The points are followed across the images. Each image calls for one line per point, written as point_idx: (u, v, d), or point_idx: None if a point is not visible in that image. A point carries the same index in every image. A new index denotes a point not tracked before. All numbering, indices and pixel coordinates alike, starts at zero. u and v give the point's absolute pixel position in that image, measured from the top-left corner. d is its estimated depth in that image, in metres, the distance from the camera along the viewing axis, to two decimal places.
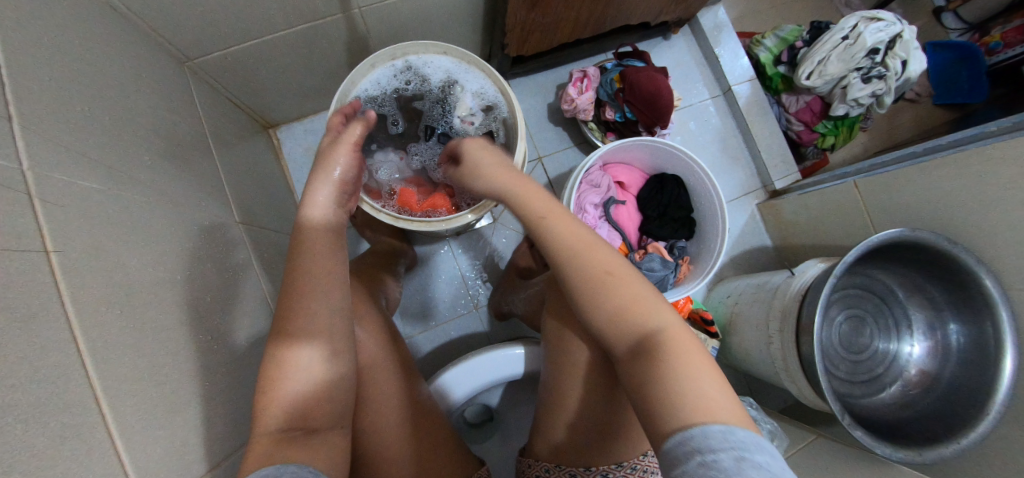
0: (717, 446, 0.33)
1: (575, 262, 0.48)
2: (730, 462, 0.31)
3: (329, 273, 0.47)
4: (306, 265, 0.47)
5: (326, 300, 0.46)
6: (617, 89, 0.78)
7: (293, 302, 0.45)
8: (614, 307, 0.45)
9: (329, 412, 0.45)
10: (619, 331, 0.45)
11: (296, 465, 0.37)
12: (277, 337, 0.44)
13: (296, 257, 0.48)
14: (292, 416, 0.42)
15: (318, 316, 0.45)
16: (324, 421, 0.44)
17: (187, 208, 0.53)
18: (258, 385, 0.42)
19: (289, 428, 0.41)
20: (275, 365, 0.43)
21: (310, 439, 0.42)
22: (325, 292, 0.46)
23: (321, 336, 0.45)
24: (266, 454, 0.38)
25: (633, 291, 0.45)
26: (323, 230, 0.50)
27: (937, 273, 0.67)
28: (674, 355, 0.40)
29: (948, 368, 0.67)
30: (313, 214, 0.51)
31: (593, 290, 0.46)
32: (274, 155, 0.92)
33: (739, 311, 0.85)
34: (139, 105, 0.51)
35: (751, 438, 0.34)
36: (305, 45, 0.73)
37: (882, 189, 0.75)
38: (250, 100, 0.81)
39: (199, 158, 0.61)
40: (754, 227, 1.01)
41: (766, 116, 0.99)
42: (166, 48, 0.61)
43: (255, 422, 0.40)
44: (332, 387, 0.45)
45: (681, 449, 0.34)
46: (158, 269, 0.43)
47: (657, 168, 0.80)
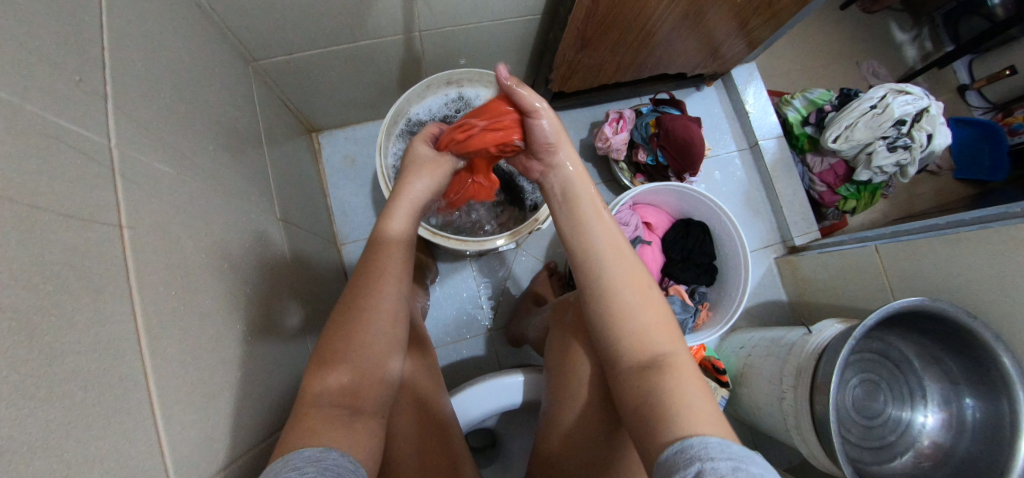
0: (716, 455, 0.33)
1: (609, 268, 0.49)
2: (728, 470, 0.31)
3: (400, 268, 0.53)
4: (386, 259, 0.52)
5: (397, 292, 0.52)
6: (652, 133, 0.81)
7: (368, 286, 0.50)
8: (636, 317, 0.46)
9: (375, 399, 0.48)
10: (629, 341, 0.45)
11: (338, 451, 0.41)
12: (343, 319, 0.48)
13: (372, 255, 0.53)
14: (343, 396, 0.45)
15: (382, 310, 0.50)
16: (369, 406, 0.47)
17: (238, 200, 0.55)
18: (319, 355, 0.46)
19: (335, 406, 0.44)
20: (337, 343, 0.47)
21: (354, 421, 0.45)
22: (395, 285, 0.52)
23: (384, 323, 0.49)
24: (312, 428, 0.41)
25: (655, 311, 0.47)
26: (400, 241, 0.55)
27: (952, 345, 0.67)
28: (684, 375, 0.41)
29: (963, 443, 0.66)
30: (395, 224, 0.56)
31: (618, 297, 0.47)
32: (314, 158, 0.96)
33: (752, 363, 0.85)
34: (209, 99, 0.55)
35: (748, 452, 0.33)
36: (363, 59, 0.77)
37: (902, 257, 0.76)
38: (301, 104, 0.85)
39: (252, 153, 0.64)
40: (771, 281, 1.02)
41: (790, 174, 1.01)
42: (237, 48, 0.65)
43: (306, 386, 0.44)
44: (382, 376, 0.49)
45: (681, 456, 0.34)
46: (208, 255, 0.45)
47: (684, 212, 0.82)
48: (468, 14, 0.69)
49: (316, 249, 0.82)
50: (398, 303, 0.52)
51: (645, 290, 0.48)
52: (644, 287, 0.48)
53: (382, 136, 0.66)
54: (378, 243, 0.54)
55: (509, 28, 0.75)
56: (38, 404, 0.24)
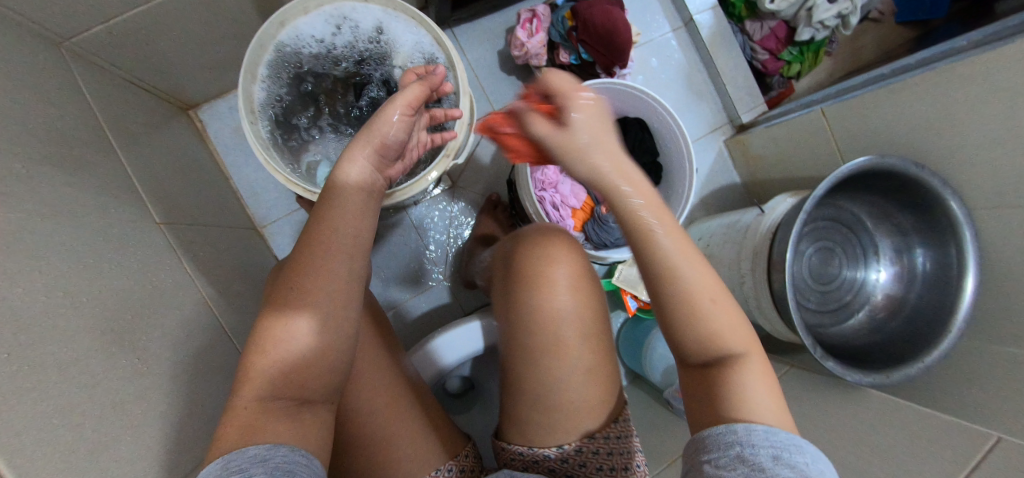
0: (758, 443, 0.33)
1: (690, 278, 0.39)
2: (768, 460, 0.32)
3: (353, 239, 0.44)
4: (333, 223, 0.43)
5: (348, 266, 0.43)
6: (569, 27, 0.70)
7: (310, 263, 0.41)
8: (712, 326, 0.39)
9: (327, 385, 0.42)
10: (698, 335, 0.40)
11: (288, 446, 0.36)
12: (281, 300, 0.40)
13: (321, 209, 0.44)
14: (285, 385, 0.39)
15: (338, 277, 0.42)
16: (320, 393, 0.41)
17: (84, 218, 0.45)
18: (258, 342, 0.39)
19: (282, 398, 0.38)
20: (276, 331, 0.39)
21: (300, 412, 0.39)
22: (345, 258, 0.43)
23: (336, 307, 0.41)
24: (248, 424, 0.36)
25: (726, 305, 0.40)
26: (356, 186, 0.46)
27: (902, 198, 0.67)
28: (748, 378, 0.38)
29: (912, 291, 0.69)
30: (351, 176, 0.46)
31: (691, 303, 0.40)
32: (199, 140, 0.82)
33: (710, 252, 0.84)
34: (4, 101, 0.42)
35: (792, 439, 0.33)
36: (205, 7, 0.61)
37: (848, 116, 0.73)
38: (154, 79, 0.70)
39: (95, 154, 0.52)
40: (722, 165, 0.99)
41: (729, 47, 0.94)
42: (25, 25, 0.50)
43: (239, 386, 0.37)
44: (337, 362, 0.42)
45: (724, 439, 0.35)
46: (55, 295, 0.37)
47: (618, 111, 0.75)
48: None
49: (230, 242, 0.73)
50: (351, 279, 0.43)
51: (724, 307, 0.40)
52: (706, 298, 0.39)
53: (242, 100, 0.53)
54: (329, 191, 0.45)
55: None
56: None
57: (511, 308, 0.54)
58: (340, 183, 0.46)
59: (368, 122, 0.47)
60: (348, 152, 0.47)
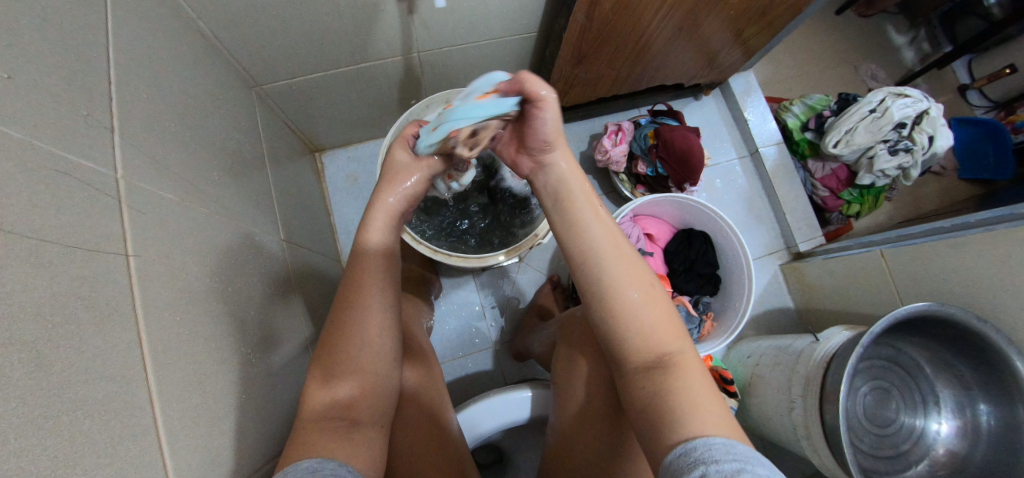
0: (720, 458, 0.32)
1: (608, 272, 0.47)
2: (734, 470, 0.31)
3: (385, 276, 0.51)
4: (370, 267, 0.51)
5: (382, 300, 0.50)
6: (650, 144, 0.81)
7: (351, 301, 0.49)
8: (640, 317, 0.45)
9: (371, 409, 0.48)
10: (635, 344, 0.44)
11: (337, 462, 0.40)
12: (332, 326, 0.48)
13: (356, 260, 0.51)
14: (338, 407, 0.45)
15: (372, 311, 0.49)
16: (366, 417, 0.47)
17: (241, 222, 0.56)
18: (312, 367, 0.46)
19: (334, 418, 0.45)
20: (322, 361, 0.47)
21: (351, 432, 0.45)
22: (381, 293, 0.50)
23: (368, 340, 0.48)
24: (312, 441, 0.42)
25: (659, 308, 0.45)
26: (380, 250, 0.52)
27: (964, 351, 0.66)
28: (690, 376, 0.41)
29: (979, 451, 0.65)
30: (374, 235, 0.53)
31: (635, 300, 0.45)
32: (316, 178, 0.97)
33: (760, 373, 0.83)
34: (215, 126, 0.56)
35: (754, 454, 0.33)
36: (363, 81, 0.78)
37: (908, 261, 0.75)
38: (303, 125, 0.86)
39: (256, 175, 0.65)
40: (777, 288, 1.01)
41: (791, 180, 1.01)
42: (242, 75, 0.67)
43: (302, 407, 0.44)
44: (372, 387, 0.48)
45: (686, 461, 0.34)
46: (212, 279, 0.46)
47: (685, 223, 0.82)
48: (462, 34, 0.70)
49: (320, 267, 0.83)
50: (384, 313, 0.50)
51: (653, 300, 0.46)
52: (645, 289, 0.46)
53: (382, 156, 0.66)
54: (358, 244, 0.52)
55: (506, 46, 0.76)
56: (44, 436, 0.25)
57: (569, 365, 0.59)
58: (366, 240, 0.52)
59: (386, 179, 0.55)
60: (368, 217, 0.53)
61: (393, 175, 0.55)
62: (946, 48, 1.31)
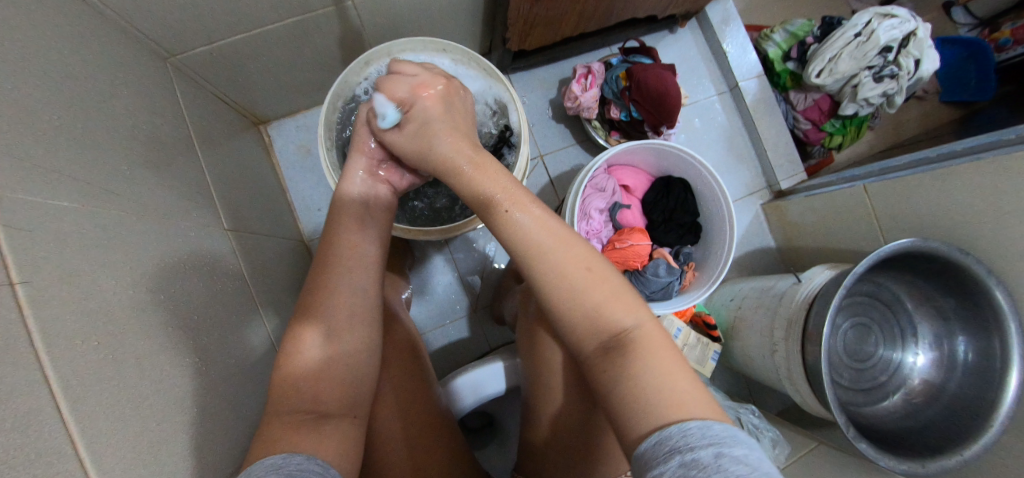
0: (696, 444, 0.31)
1: (553, 257, 0.43)
2: (711, 458, 0.29)
3: (354, 255, 0.50)
4: (336, 249, 0.50)
5: (353, 281, 0.48)
6: (623, 87, 0.74)
7: (319, 283, 0.48)
8: (588, 304, 0.42)
9: (342, 398, 0.44)
10: (590, 328, 0.42)
11: (303, 456, 0.37)
12: (302, 314, 0.46)
13: (325, 242, 0.51)
14: (305, 400, 0.42)
15: (341, 295, 0.47)
16: (338, 408, 0.44)
17: (170, 219, 0.50)
18: (280, 357, 0.44)
19: (301, 412, 0.41)
20: (292, 346, 0.44)
21: (320, 424, 0.41)
22: (346, 276, 0.48)
23: (336, 323, 0.46)
24: (274, 435, 0.38)
25: (609, 288, 0.43)
26: (354, 204, 0.53)
27: (945, 284, 0.67)
28: (649, 354, 0.39)
29: (953, 380, 0.67)
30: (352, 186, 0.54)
31: (578, 284, 0.42)
32: (265, 153, 0.88)
33: (742, 316, 0.82)
34: (119, 109, 0.48)
35: (728, 432, 0.32)
36: (296, 39, 0.68)
37: (891, 194, 0.74)
38: (237, 96, 0.77)
39: (183, 161, 0.57)
40: (758, 228, 1.00)
41: (773, 114, 0.96)
42: (148, 45, 0.57)
43: (270, 404, 0.41)
44: (344, 373, 0.45)
45: (661, 450, 0.32)
46: (138, 290, 0.41)
47: (663, 170, 0.78)
48: None
49: (280, 251, 0.77)
50: (356, 294, 0.48)
51: (600, 279, 0.43)
52: (591, 269, 0.43)
53: (322, 126, 0.58)
54: (335, 208, 0.53)
55: None
56: None
57: (534, 353, 0.57)
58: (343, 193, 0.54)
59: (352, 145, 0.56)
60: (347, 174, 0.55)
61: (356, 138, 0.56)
62: None
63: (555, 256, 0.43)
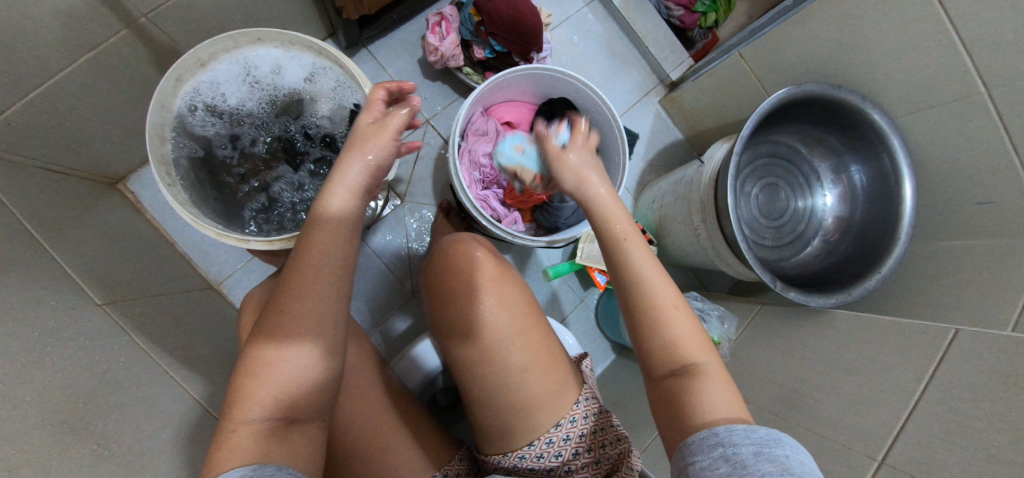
0: (738, 441, 0.33)
1: (655, 290, 0.42)
2: (749, 455, 0.31)
3: (344, 262, 0.42)
4: (316, 250, 0.40)
5: (339, 293, 0.41)
6: (477, 22, 0.70)
7: (296, 285, 0.39)
8: (672, 333, 0.41)
9: (318, 404, 0.40)
10: (660, 349, 0.41)
11: (275, 465, 0.34)
12: (266, 327, 0.38)
13: (304, 239, 0.41)
14: (280, 406, 0.37)
15: (325, 302, 0.40)
16: (309, 412, 0.40)
17: (31, 304, 0.44)
18: (243, 367, 0.38)
19: (272, 420, 0.37)
20: (264, 355, 0.38)
21: (291, 432, 0.37)
22: (335, 284, 0.40)
23: (323, 332, 0.39)
24: (243, 449, 0.34)
25: (691, 330, 0.42)
26: (339, 223, 0.42)
27: (832, 121, 0.70)
28: (711, 382, 0.39)
29: (858, 207, 0.72)
30: (336, 200, 0.43)
31: (661, 315, 0.42)
32: (135, 211, 0.80)
33: (666, 213, 0.84)
34: None
35: (771, 435, 0.33)
36: (103, 75, 0.60)
37: (764, 51, 0.76)
38: (76, 157, 0.68)
39: (18, 245, 0.50)
40: (663, 125, 1.00)
41: (642, 9, 0.95)
42: None
43: (229, 412, 0.36)
44: (328, 381, 0.40)
45: (706, 441, 0.34)
46: (27, 386, 0.36)
47: (544, 95, 0.75)
48: None
49: (183, 307, 0.71)
50: (339, 306, 0.41)
51: (685, 316, 0.42)
52: (680, 308, 0.42)
53: (155, 163, 0.51)
54: (308, 223, 0.42)
55: None
56: None
57: (451, 328, 0.53)
58: (324, 208, 0.42)
59: (351, 143, 0.45)
60: (327, 185, 0.43)
61: (358, 138, 0.45)
62: None
63: (653, 292, 0.42)
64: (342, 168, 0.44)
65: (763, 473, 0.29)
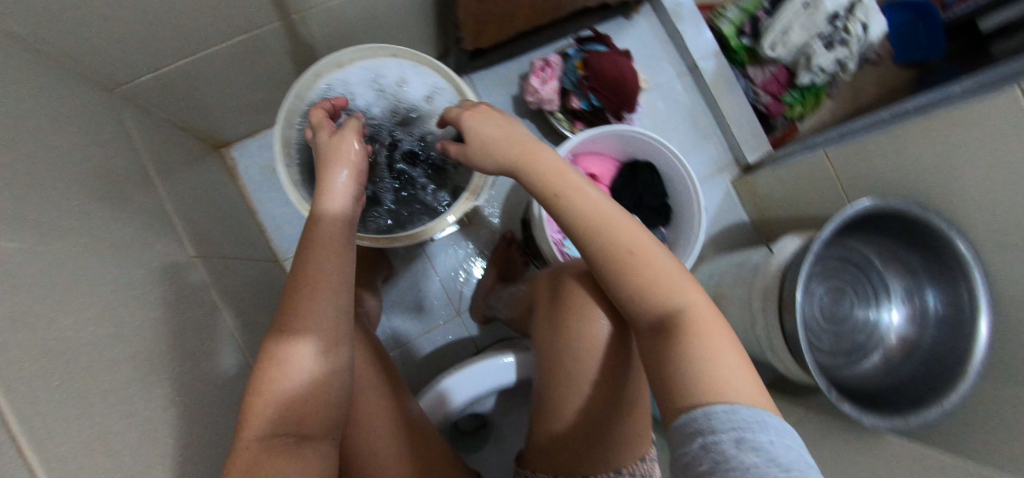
0: (720, 428, 0.33)
1: (607, 233, 0.46)
2: (732, 442, 0.32)
3: (339, 277, 0.45)
4: (314, 265, 0.44)
5: (335, 307, 0.44)
6: (580, 76, 0.74)
7: (295, 300, 0.42)
8: (644, 278, 0.45)
9: (324, 419, 0.42)
10: (644, 302, 0.45)
11: None
12: (274, 343, 0.41)
13: (303, 252, 0.45)
14: (286, 419, 0.39)
15: (325, 317, 0.43)
16: (317, 428, 0.41)
17: (127, 250, 0.48)
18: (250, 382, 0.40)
19: (280, 435, 0.38)
20: (272, 369, 0.40)
21: (301, 447, 0.39)
22: (329, 300, 0.44)
23: (323, 344, 0.42)
24: (257, 461, 0.35)
25: (658, 267, 0.45)
26: (337, 223, 0.48)
27: (912, 240, 0.69)
28: (699, 337, 0.40)
29: (927, 333, 0.70)
30: (332, 203, 0.49)
31: (633, 262, 0.45)
32: (229, 176, 0.87)
33: (722, 292, 0.84)
34: (62, 144, 0.46)
35: (754, 417, 0.34)
36: (246, 57, 0.67)
37: (851, 158, 0.76)
38: (194, 120, 0.75)
39: (137, 191, 0.56)
40: (730, 204, 1.01)
41: (733, 91, 0.98)
42: (88, 74, 0.55)
43: (241, 428, 0.37)
44: (329, 396, 0.43)
45: (688, 430, 0.35)
46: (102, 325, 0.39)
47: (629, 155, 0.78)
48: None
49: (254, 275, 0.76)
50: (338, 317, 0.44)
51: (647, 254, 0.46)
52: (649, 252, 0.46)
53: (278, 144, 0.57)
54: (308, 230, 0.47)
55: None
56: None
57: (556, 344, 0.56)
58: (323, 212, 0.48)
59: (327, 159, 0.50)
60: (324, 190, 0.49)
61: (330, 154, 0.51)
62: None
63: (614, 235, 0.46)
64: (332, 173, 0.50)
65: (746, 463, 0.30)
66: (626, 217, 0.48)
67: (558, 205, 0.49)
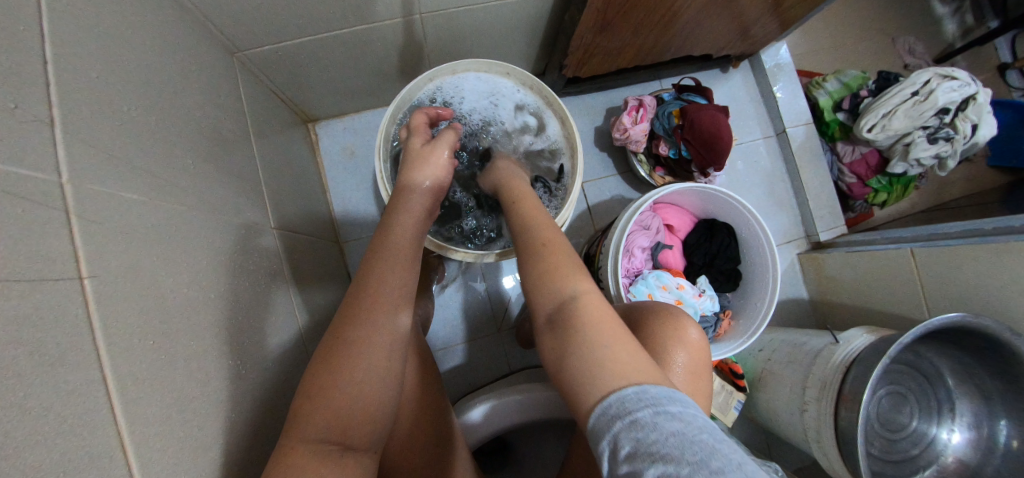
0: (635, 406, 0.32)
1: (528, 234, 0.49)
2: (648, 416, 0.31)
3: (399, 293, 0.46)
4: (379, 277, 0.45)
5: (389, 324, 0.43)
6: (675, 124, 0.74)
7: (355, 311, 0.43)
8: (546, 265, 0.45)
9: (369, 434, 0.42)
10: (539, 293, 0.44)
11: None
12: (331, 354, 0.41)
13: (369, 260, 0.47)
14: (334, 430, 0.39)
15: (378, 333, 0.42)
16: (361, 442, 0.41)
17: (223, 213, 0.50)
18: (304, 387, 0.40)
19: (327, 442, 0.39)
20: (322, 381, 0.40)
21: (345, 458, 0.40)
22: (388, 314, 0.44)
23: (373, 363, 0.41)
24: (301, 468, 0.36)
25: (564, 259, 0.45)
26: (411, 216, 0.51)
27: (992, 363, 0.64)
28: (589, 325, 0.39)
29: (991, 463, 0.65)
30: (421, 176, 0.53)
31: (546, 259, 0.45)
32: (311, 151, 0.90)
33: (772, 369, 0.81)
34: (187, 102, 0.48)
35: (663, 392, 0.33)
36: (360, 46, 0.70)
37: (939, 262, 0.71)
38: (293, 94, 0.78)
39: (239, 157, 0.58)
40: (792, 278, 0.98)
41: (818, 164, 0.95)
42: (220, 39, 0.58)
43: (291, 430, 0.38)
44: (376, 415, 0.42)
45: (607, 413, 0.33)
46: (194, 288, 0.41)
47: (708, 212, 0.77)
48: None
49: (317, 252, 0.78)
50: (393, 334, 0.43)
51: (557, 248, 0.46)
52: (559, 248, 0.46)
53: (381, 138, 0.61)
54: (382, 231, 0.49)
55: (517, 8, 0.66)
56: None
57: None
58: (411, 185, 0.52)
59: (416, 160, 0.55)
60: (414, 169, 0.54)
61: (415, 158, 0.55)
62: (993, 25, 1.20)
63: (539, 233, 0.48)
64: (416, 174, 0.53)
65: (660, 434, 0.30)
66: (550, 220, 0.51)
67: (524, 231, 0.49)
